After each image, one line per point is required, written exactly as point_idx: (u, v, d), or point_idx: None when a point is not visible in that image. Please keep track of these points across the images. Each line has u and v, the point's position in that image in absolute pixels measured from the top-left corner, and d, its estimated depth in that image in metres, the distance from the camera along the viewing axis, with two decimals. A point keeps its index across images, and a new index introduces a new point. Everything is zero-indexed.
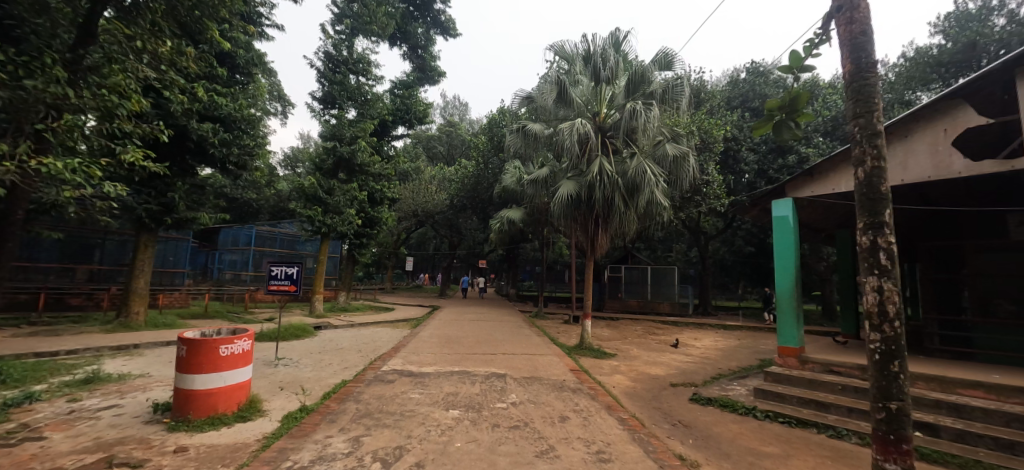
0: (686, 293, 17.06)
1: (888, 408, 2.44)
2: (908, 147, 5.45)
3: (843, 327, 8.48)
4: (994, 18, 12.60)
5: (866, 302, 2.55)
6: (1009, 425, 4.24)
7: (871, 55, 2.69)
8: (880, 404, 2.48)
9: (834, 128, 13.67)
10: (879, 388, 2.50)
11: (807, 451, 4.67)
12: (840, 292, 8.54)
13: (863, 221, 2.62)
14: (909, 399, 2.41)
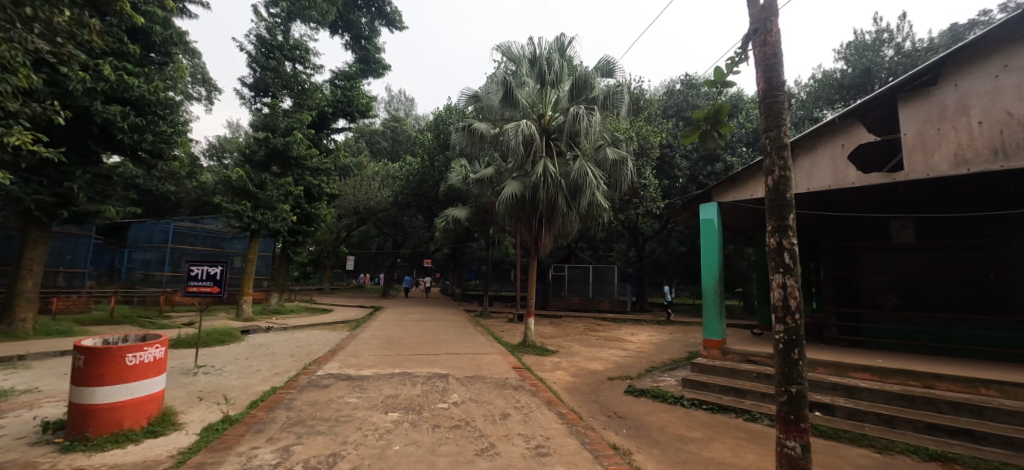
0: (625, 291, 17.90)
1: (790, 391, 2.72)
2: (812, 159, 6.08)
3: (759, 320, 9.32)
4: (885, 49, 14.46)
5: (773, 296, 2.83)
6: (889, 402, 4.90)
7: (781, 76, 2.98)
8: (784, 388, 2.76)
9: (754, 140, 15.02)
10: (783, 374, 2.77)
11: (726, 434, 5.09)
12: (757, 288, 9.36)
13: (771, 224, 2.90)
14: (806, 382, 2.71)
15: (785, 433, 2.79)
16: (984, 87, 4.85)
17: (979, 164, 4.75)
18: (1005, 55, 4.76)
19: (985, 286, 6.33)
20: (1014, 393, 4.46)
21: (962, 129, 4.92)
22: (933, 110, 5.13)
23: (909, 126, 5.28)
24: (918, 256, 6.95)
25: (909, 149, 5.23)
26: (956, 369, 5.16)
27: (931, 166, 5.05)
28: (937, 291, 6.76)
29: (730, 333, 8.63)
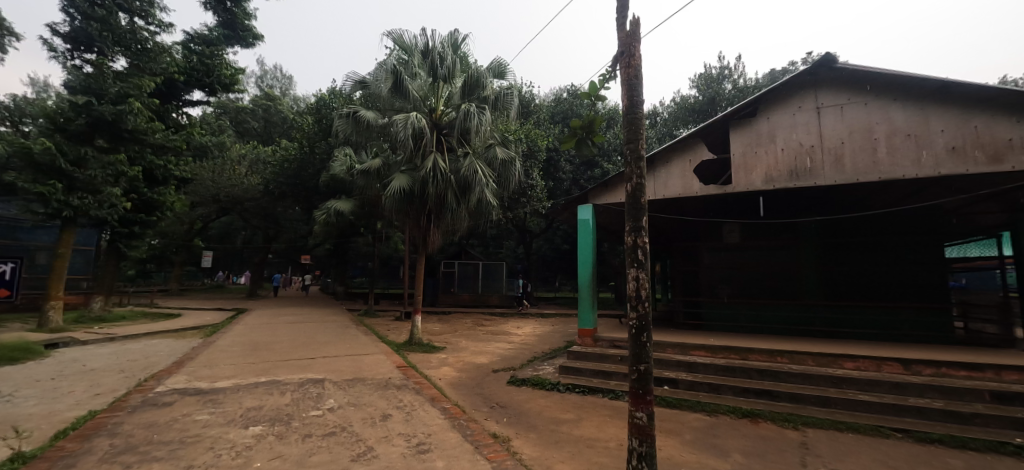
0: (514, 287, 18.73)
1: (639, 369, 3.14)
2: (668, 170, 6.94)
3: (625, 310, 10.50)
4: (725, 82, 17.45)
5: (629, 287, 3.20)
6: (717, 373, 5.95)
7: (639, 96, 3.38)
8: (635, 367, 3.16)
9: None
10: (636, 355, 3.18)
11: (594, 413, 5.66)
12: None
13: (629, 225, 3.27)
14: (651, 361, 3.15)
15: (635, 406, 3.20)
16: (786, 122, 6.16)
17: (782, 182, 6.01)
18: (799, 99, 6.13)
19: (783, 277, 7.93)
20: (797, 359, 5.78)
21: (772, 154, 6.16)
22: (753, 137, 6.34)
23: (737, 148, 6.41)
24: (741, 254, 8.30)
25: (737, 167, 6.36)
26: (762, 343, 6.50)
27: (750, 182, 6.24)
28: (751, 282, 8.22)
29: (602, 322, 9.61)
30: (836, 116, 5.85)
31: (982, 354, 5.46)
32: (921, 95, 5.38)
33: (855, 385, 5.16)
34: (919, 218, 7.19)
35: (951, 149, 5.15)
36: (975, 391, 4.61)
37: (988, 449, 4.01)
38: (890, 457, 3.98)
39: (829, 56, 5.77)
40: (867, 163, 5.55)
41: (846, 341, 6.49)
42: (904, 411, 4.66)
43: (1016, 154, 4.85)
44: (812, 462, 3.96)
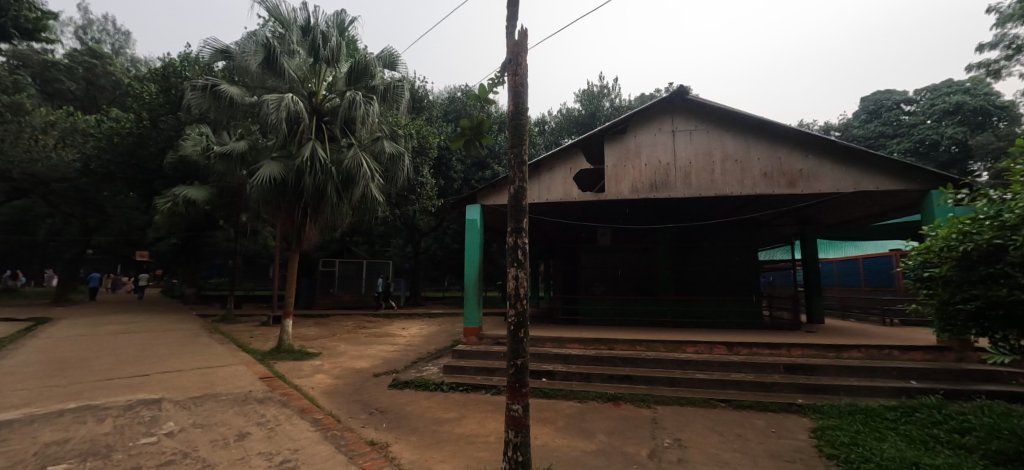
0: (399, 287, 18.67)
1: (517, 364, 3.26)
2: (551, 176, 7.32)
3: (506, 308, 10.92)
4: (605, 100, 19.33)
5: (509, 286, 3.32)
6: (589, 363, 6.50)
7: (524, 104, 3.54)
8: (513, 361, 3.28)
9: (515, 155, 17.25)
10: (513, 349, 3.30)
11: (478, 410, 5.75)
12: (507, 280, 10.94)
13: (510, 226, 3.38)
14: (527, 356, 3.31)
15: (512, 399, 3.33)
16: (649, 141, 7.02)
17: (645, 193, 6.84)
18: (660, 122, 7.05)
19: (645, 276, 9.04)
20: (652, 347, 6.65)
21: (638, 168, 6.97)
22: (622, 151, 7.08)
23: (611, 161, 7.09)
24: (612, 255, 9.21)
25: (609, 177, 7.03)
26: (626, 334, 7.32)
27: (620, 191, 6.94)
28: (619, 280, 9.19)
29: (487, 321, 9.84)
30: (687, 139, 6.88)
31: (779, 336, 6.99)
32: (745, 128, 6.67)
33: (694, 366, 6.14)
34: (741, 228, 8.91)
35: (763, 174, 6.50)
36: (773, 364, 5.88)
37: (781, 409, 5.15)
38: (716, 424, 4.84)
39: (683, 88, 6.79)
40: (708, 181, 6.66)
41: (689, 330, 7.69)
42: (727, 384, 5.67)
43: (804, 180, 6.36)
44: (659, 434, 4.62)
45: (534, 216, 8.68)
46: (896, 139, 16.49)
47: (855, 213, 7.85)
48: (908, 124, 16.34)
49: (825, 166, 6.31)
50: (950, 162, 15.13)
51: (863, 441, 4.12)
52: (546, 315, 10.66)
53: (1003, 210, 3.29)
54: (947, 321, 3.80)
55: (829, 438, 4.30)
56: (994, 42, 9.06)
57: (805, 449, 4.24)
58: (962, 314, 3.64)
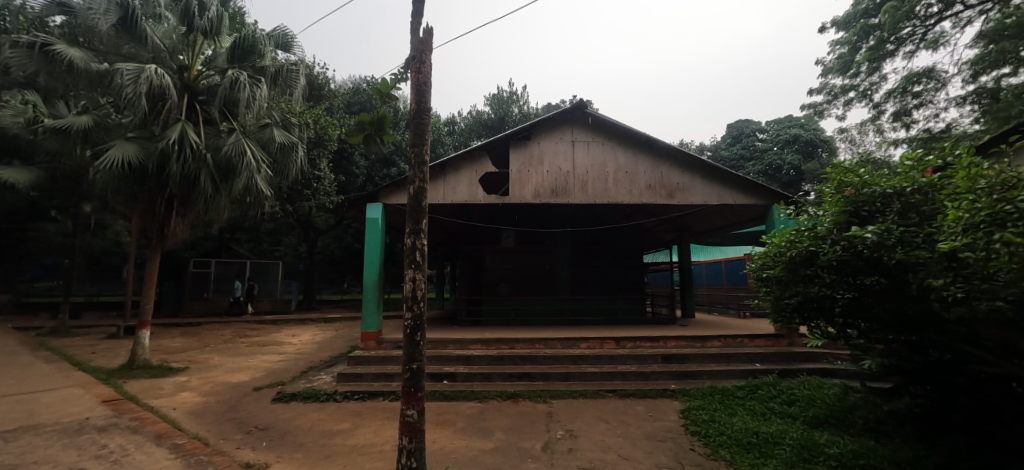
0: (291, 290, 17.21)
1: (412, 368, 3.14)
2: (456, 177, 7.28)
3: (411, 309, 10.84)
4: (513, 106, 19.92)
5: (406, 290, 3.18)
6: (490, 363, 6.57)
7: (427, 103, 3.46)
8: (408, 366, 3.16)
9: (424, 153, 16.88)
10: (408, 354, 3.17)
11: (375, 418, 5.46)
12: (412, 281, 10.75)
13: (409, 227, 3.26)
14: (424, 359, 3.22)
15: (407, 404, 3.20)
16: (552, 149, 7.37)
17: (546, 198, 7.16)
18: (561, 131, 7.45)
19: (546, 277, 9.44)
20: (550, 344, 6.98)
21: (541, 174, 7.27)
22: (526, 157, 7.33)
23: (515, 165, 7.29)
24: (515, 257, 9.45)
25: (514, 181, 7.22)
26: (526, 334, 7.58)
27: (523, 195, 7.17)
28: (522, 281, 9.45)
29: (388, 325, 9.42)
30: (585, 150, 7.37)
31: (660, 330, 7.83)
32: (634, 144, 7.37)
33: (586, 361, 6.58)
34: (631, 233, 9.83)
35: (648, 185, 7.24)
36: (652, 356, 6.56)
37: (657, 394, 5.78)
38: (604, 413, 5.24)
39: (582, 102, 7.27)
40: (601, 190, 7.21)
41: (584, 327, 8.25)
42: (614, 376, 6.18)
43: (680, 193, 7.22)
44: (553, 427, 4.85)
45: (439, 216, 8.61)
46: (752, 161, 19.62)
47: (719, 223, 9.15)
48: (760, 149, 19.54)
49: (696, 181, 7.24)
50: (790, 183, 18.47)
51: (719, 417, 4.81)
52: (450, 317, 10.55)
53: (820, 224, 4.08)
54: (778, 312, 4.55)
55: (693, 417, 4.93)
56: (818, 89, 11.23)
57: (676, 429, 4.78)
58: (788, 307, 4.39)
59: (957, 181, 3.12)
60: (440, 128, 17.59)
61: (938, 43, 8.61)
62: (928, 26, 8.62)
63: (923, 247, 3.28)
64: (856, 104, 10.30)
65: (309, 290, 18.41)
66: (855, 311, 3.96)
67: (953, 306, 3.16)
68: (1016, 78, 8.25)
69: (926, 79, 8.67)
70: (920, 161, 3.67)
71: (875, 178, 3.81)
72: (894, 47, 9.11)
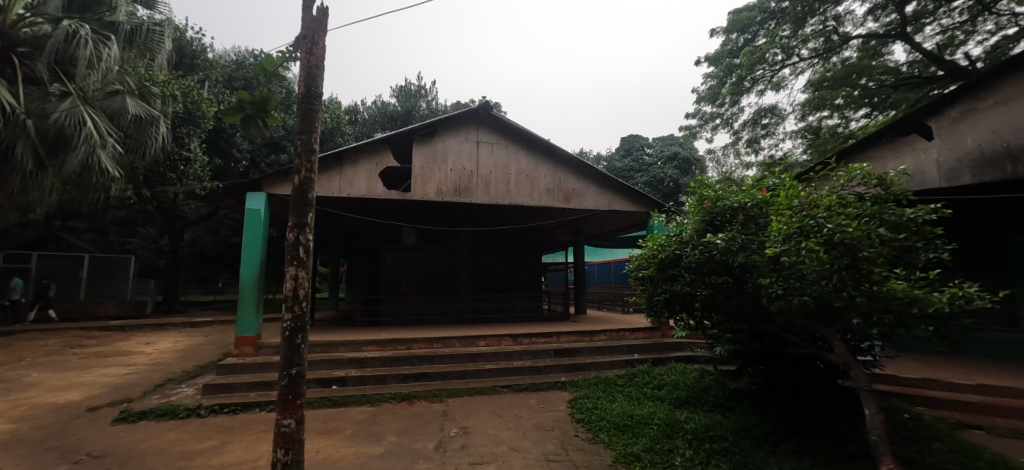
0: (147, 290, 14.72)
1: (290, 374, 2.82)
2: (354, 169, 6.88)
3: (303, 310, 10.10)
4: (421, 101, 19.46)
5: (285, 288, 2.83)
6: (384, 365, 6.33)
7: (319, 87, 3.18)
8: (286, 371, 2.81)
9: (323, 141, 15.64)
10: (286, 358, 2.82)
11: (250, 432, 4.85)
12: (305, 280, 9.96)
13: (292, 219, 2.92)
14: (305, 363, 2.91)
15: (283, 414, 2.86)
16: (456, 147, 7.36)
17: (448, 197, 7.12)
18: (466, 131, 7.48)
19: (448, 275, 9.36)
20: (448, 343, 6.98)
21: (444, 172, 7.22)
22: (430, 154, 7.21)
23: (418, 162, 7.13)
24: (416, 254, 9.19)
25: (416, 178, 7.05)
26: (425, 333, 7.47)
27: (426, 192, 7.04)
28: (423, 280, 9.24)
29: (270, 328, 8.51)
30: (489, 151, 7.51)
31: (556, 326, 8.30)
32: (536, 149, 7.72)
33: (484, 358, 6.69)
34: (531, 233, 10.24)
35: (547, 189, 7.63)
36: (545, 350, 6.93)
37: (548, 386, 6.12)
38: (498, 408, 5.38)
39: (488, 104, 7.41)
40: (504, 191, 7.41)
41: (484, 325, 8.43)
42: (510, 371, 6.38)
43: (576, 198, 7.74)
44: (447, 425, 4.84)
45: (332, 210, 8.10)
46: (640, 173, 21.77)
47: (609, 227, 9.99)
48: (647, 162, 21.80)
49: (590, 187, 7.83)
50: (670, 194, 20.94)
51: (600, 404, 5.27)
52: (344, 318, 9.90)
53: (684, 230, 4.68)
54: (651, 308, 5.08)
55: (579, 405, 5.33)
56: (693, 113, 12.90)
57: (564, 418, 5.11)
58: (659, 303, 4.92)
59: (780, 199, 3.86)
60: (342, 116, 16.48)
61: (780, 86, 10.48)
62: (773, 71, 10.44)
63: (756, 252, 3.98)
64: (721, 129, 12.06)
65: (173, 290, 15.79)
66: (709, 306, 4.61)
67: (775, 300, 3.89)
68: (829, 120, 10.44)
69: (770, 115, 10.51)
70: (758, 181, 4.45)
71: (725, 194, 4.51)
72: (749, 84, 10.87)
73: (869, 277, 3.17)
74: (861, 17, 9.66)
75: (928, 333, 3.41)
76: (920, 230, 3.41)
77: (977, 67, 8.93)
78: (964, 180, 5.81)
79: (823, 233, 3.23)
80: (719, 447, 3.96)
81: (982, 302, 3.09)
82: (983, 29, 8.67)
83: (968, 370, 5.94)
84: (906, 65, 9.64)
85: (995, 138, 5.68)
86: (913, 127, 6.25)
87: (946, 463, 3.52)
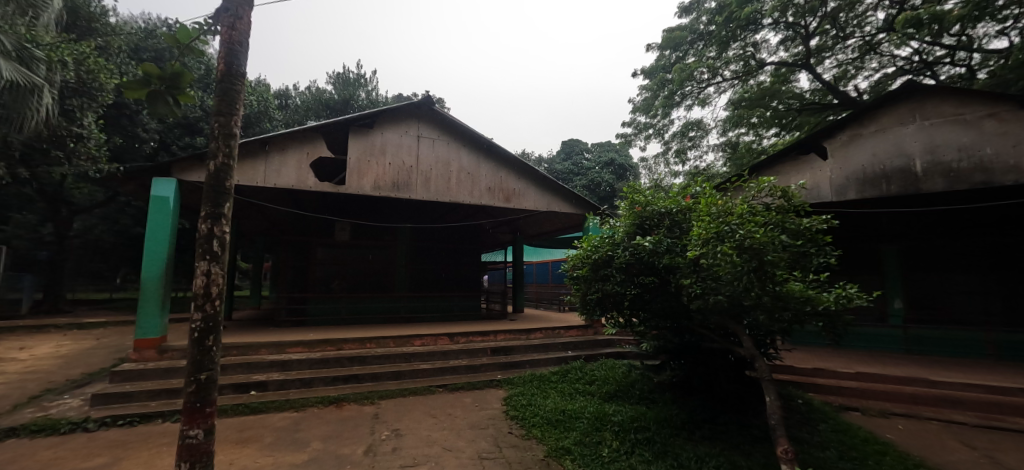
0: (21, 286, 12.61)
1: (198, 379, 2.52)
2: (282, 158, 6.40)
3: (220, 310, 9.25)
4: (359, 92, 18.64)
5: (194, 285, 2.54)
6: (311, 367, 5.97)
7: (242, 66, 2.89)
8: (193, 377, 2.51)
9: (249, 126, 14.40)
10: (193, 363, 2.53)
11: (154, 444, 4.20)
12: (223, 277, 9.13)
13: (205, 210, 2.60)
14: (218, 367, 2.62)
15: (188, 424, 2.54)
16: (396, 141, 7.13)
17: (386, 192, 6.87)
18: (407, 125, 7.28)
19: (384, 273, 9.03)
20: (382, 343, 6.77)
21: (383, 166, 6.96)
22: (367, 146, 6.91)
23: (354, 153, 6.81)
24: (350, 251, 8.78)
25: (351, 170, 6.72)
26: (358, 333, 7.17)
27: (362, 186, 6.74)
28: (357, 277, 8.83)
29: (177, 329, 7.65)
30: (430, 146, 7.36)
31: (494, 325, 8.35)
32: (478, 148, 7.71)
33: (419, 357, 6.55)
34: (471, 232, 10.21)
35: (488, 188, 7.65)
36: (482, 349, 6.95)
37: (484, 385, 6.13)
38: (432, 408, 5.29)
39: (430, 98, 7.27)
40: (444, 188, 7.31)
41: (421, 324, 8.26)
42: (446, 370, 6.31)
43: (516, 198, 7.85)
44: (379, 428, 4.67)
45: (254, 201, 7.49)
46: (579, 177, 22.53)
47: (548, 228, 10.24)
48: (585, 167, 22.63)
49: (530, 188, 7.98)
50: (606, 198, 21.94)
51: (534, 400, 5.39)
52: (266, 318, 9.17)
53: (616, 232, 4.92)
54: (584, 306, 5.25)
55: (514, 402, 5.40)
56: (629, 122, 13.62)
57: (498, 415, 5.14)
58: (591, 301, 5.10)
59: (701, 206, 4.19)
60: (270, 100, 15.28)
61: (706, 102, 11.41)
62: (700, 88, 11.34)
63: (679, 255, 4.29)
64: (653, 139, 12.86)
65: (57, 285, 13.65)
66: (636, 304, 4.87)
67: (694, 299, 4.21)
68: (746, 137, 11.56)
69: (696, 128, 11.42)
70: (683, 190, 4.79)
71: (654, 199, 4.82)
72: (679, 99, 11.71)
73: (773, 279, 3.54)
74: (775, 46, 10.79)
75: (817, 328, 3.89)
76: (813, 238, 3.88)
77: (863, 99, 10.37)
78: (849, 196, 6.72)
79: (736, 238, 3.55)
80: (642, 437, 4.23)
81: (859, 301, 3.59)
82: (868, 67, 10.08)
83: (847, 360, 6.88)
84: (809, 92, 10.92)
85: (874, 161, 6.64)
86: (812, 147, 7.12)
87: (829, 442, 4.04)
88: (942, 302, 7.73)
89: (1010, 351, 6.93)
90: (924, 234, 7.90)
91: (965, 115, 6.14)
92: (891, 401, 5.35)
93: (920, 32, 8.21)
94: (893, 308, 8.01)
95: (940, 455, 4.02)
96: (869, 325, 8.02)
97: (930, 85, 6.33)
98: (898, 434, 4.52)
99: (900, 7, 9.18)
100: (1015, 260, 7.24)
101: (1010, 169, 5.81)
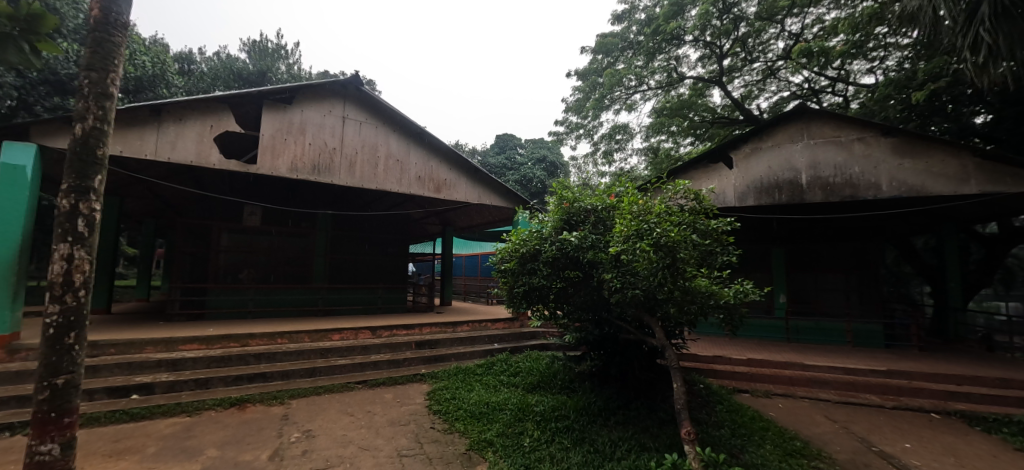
0: None
1: (54, 384, 2.08)
2: (178, 129, 5.60)
3: (92, 302, 7.91)
4: (277, 66, 17.12)
5: (50, 271, 2.07)
6: (209, 366, 5.33)
7: (124, 14, 2.42)
8: (45, 383, 2.07)
9: (138, 90, 12.24)
10: (46, 365, 2.08)
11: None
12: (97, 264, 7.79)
13: (65, 181, 2.14)
14: (81, 369, 2.19)
15: (36, 438, 2.07)
16: (317, 120, 6.60)
17: (304, 175, 6.34)
18: (331, 104, 6.78)
19: (301, 263, 8.37)
20: (295, 338, 6.28)
21: (300, 146, 6.39)
22: (285, 123, 6.32)
23: (267, 129, 6.17)
24: (260, 238, 7.98)
25: (264, 149, 6.10)
26: (266, 328, 6.59)
27: (276, 167, 6.15)
28: (269, 267, 8.05)
29: (34, 324, 6.42)
30: (356, 128, 6.93)
31: (420, 318, 8.15)
32: (409, 134, 7.42)
33: (336, 353, 6.17)
34: (397, 221, 9.83)
35: (417, 177, 7.40)
36: (406, 343, 6.73)
37: (406, 380, 5.94)
38: (348, 406, 5.02)
39: (359, 78, 6.85)
40: (371, 174, 6.93)
41: (340, 317, 7.80)
42: (365, 366, 6.02)
43: (447, 188, 7.68)
44: (288, 430, 4.31)
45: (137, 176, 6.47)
46: (511, 171, 22.68)
47: (478, 220, 10.20)
48: (518, 162, 22.97)
49: (461, 180, 7.87)
50: (537, 193, 22.42)
51: (458, 394, 5.33)
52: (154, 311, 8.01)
53: (544, 227, 5.00)
54: (510, 299, 5.24)
55: (437, 397, 5.30)
56: (561, 121, 14.00)
57: (420, 410, 5.01)
58: (518, 294, 5.10)
59: (624, 205, 4.38)
60: (167, 63, 13.35)
61: (632, 108, 12.09)
62: (628, 94, 11.98)
63: (601, 251, 4.48)
64: (583, 139, 13.39)
65: None
66: (562, 298, 5.00)
67: (613, 293, 4.42)
68: (666, 143, 12.47)
69: (622, 133, 12.08)
70: (608, 189, 5.02)
71: (581, 196, 4.99)
72: (608, 103, 12.26)
73: (683, 275, 3.82)
74: (694, 62, 11.71)
75: (718, 320, 4.28)
76: (718, 238, 4.28)
77: (763, 117, 11.66)
78: (749, 202, 7.53)
79: (653, 236, 3.75)
80: (561, 426, 4.38)
81: (753, 296, 3.99)
82: (769, 89, 11.33)
83: (741, 348, 7.73)
84: (721, 106, 12.05)
85: (770, 172, 7.48)
86: (720, 157, 7.85)
87: (724, 421, 4.50)
88: (815, 297, 9.02)
89: (862, 338, 8.21)
90: (804, 238, 9.15)
91: (841, 137, 7.17)
92: (774, 383, 6.08)
93: (811, 63, 9.41)
94: (779, 302, 9.11)
95: (810, 428, 4.67)
96: (760, 317, 9.05)
97: (817, 108, 7.27)
98: (778, 412, 5.17)
99: (797, 39, 10.42)
100: (870, 263, 8.64)
101: (871, 185, 6.91)
